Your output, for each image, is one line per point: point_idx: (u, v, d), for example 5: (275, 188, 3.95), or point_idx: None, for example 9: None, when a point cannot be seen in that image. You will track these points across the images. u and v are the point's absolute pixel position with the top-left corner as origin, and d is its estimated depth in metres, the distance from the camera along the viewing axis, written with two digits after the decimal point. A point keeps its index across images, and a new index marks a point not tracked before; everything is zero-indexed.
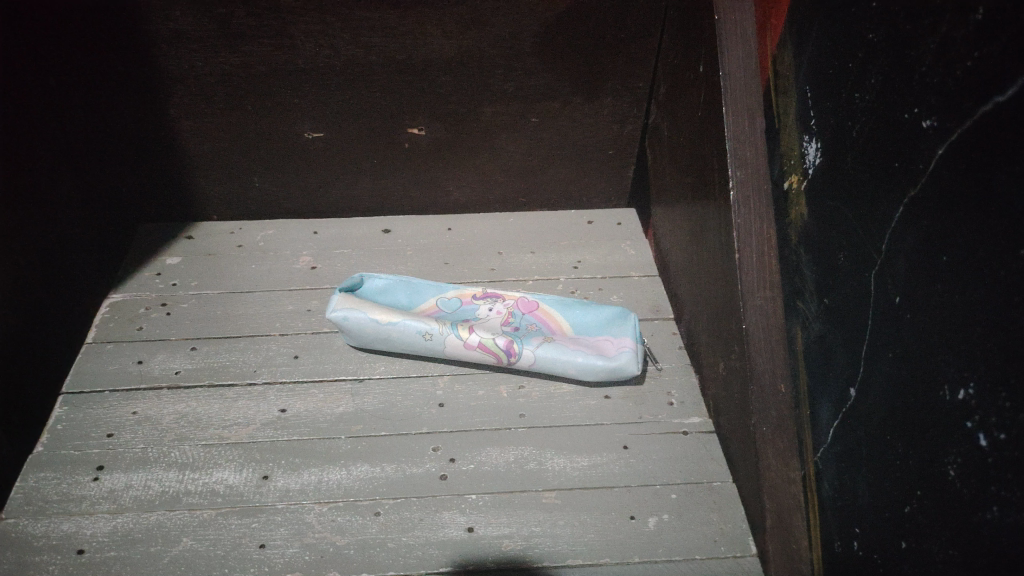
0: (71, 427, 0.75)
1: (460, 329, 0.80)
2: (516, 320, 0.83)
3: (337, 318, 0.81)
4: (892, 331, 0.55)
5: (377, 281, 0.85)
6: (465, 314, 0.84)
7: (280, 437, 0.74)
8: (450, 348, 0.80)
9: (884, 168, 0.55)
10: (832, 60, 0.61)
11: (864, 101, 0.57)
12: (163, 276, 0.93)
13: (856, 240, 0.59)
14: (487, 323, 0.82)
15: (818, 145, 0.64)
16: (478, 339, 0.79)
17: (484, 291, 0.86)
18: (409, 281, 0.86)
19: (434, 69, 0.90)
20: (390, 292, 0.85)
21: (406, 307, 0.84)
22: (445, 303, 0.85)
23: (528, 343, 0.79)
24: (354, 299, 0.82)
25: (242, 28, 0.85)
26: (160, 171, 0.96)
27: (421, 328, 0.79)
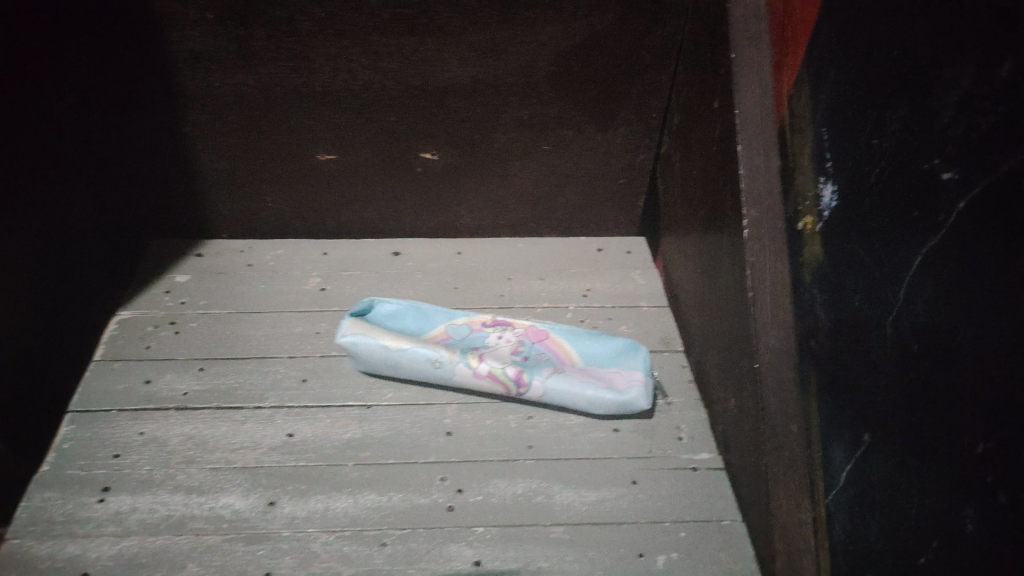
0: (77, 446, 0.75)
1: (469, 358, 0.80)
2: (526, 349, 0.83)
3: (347, 344, 0.81)
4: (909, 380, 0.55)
5: (386, 306, 0.86)
6: (474, 341, 0.84)
7: (287, 462, 0.74)
8: (460, 376, 0.80)
9: (903, 215, 0.55)
10: (850, 103, 0.62)
11: (883, 147, 0.57)
12: (173, 294, 0.93)
13: (872, 285, 0.59)
14: (496, 351, 0.82)
15: (834, 187, 0.65)
16: (487, 368, 0.79)
17: (494, 318, 0.86)
18: (419, 307, 0.86)
19: (450, 95, 0.90)
20: (400, 318, 0.85)
21: (416, 332, 0.84)
22: (455, 329, 0.85)
23: (538, 373, 0.79)
24: (364, 325, 0.82)
25: (261, 50, 0.85)
26: (174, 187, 0.96)
27: (431, 355, 0.80)
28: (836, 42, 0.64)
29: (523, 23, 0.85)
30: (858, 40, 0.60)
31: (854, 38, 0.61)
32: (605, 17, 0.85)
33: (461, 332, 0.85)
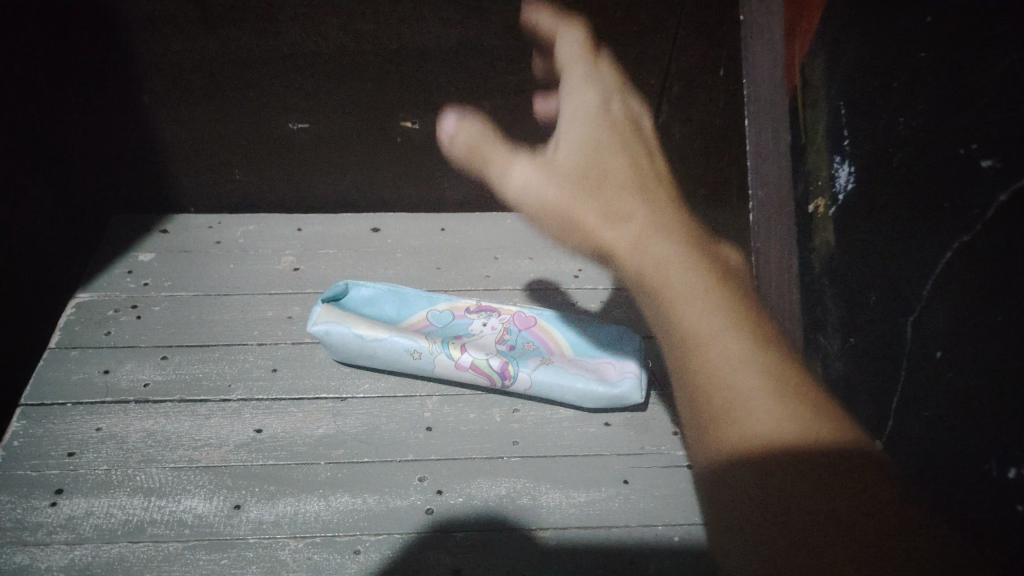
0: (29, 444, 0.70)
1: (451, 348, 0.74)
2: (512, 337, 0.77)
3: (319, 333, 0.76)
4: (931, 388, 0.50)
5: (362, 291, 0.80)
6: (457, 328, 0.78)
7: (255, 461, 0.69)
8: (441, 368, 0.74)
9: (932, 207, 0.49)
10: (870, 78, 0.56)
11: (911, 128, 0.51)
12: (135, 274, 0.87)
13: (890, 281, 0.54)
14: (480, 340, 0.77)
15: (852, 168, 0.58)
16: (469, 359, 0.74)
17: (479, 303, 0.81)
18: (398, 291, 0.81)
19: (430, 59, 0.83)
20: (377, 303, 0.80)
21: (395, 319, 0.79)
22: (437, 315, 0.79)
23: (524, 365, 0.74)
24: (337, 312, 0.77)
25: (222, 10, 0.78)
26: (134, 158, 0.89)
27: (409, 345, 0.74)
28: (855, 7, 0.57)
29: None
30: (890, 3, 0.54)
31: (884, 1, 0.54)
32: None
33: (444, 319, 0.80)
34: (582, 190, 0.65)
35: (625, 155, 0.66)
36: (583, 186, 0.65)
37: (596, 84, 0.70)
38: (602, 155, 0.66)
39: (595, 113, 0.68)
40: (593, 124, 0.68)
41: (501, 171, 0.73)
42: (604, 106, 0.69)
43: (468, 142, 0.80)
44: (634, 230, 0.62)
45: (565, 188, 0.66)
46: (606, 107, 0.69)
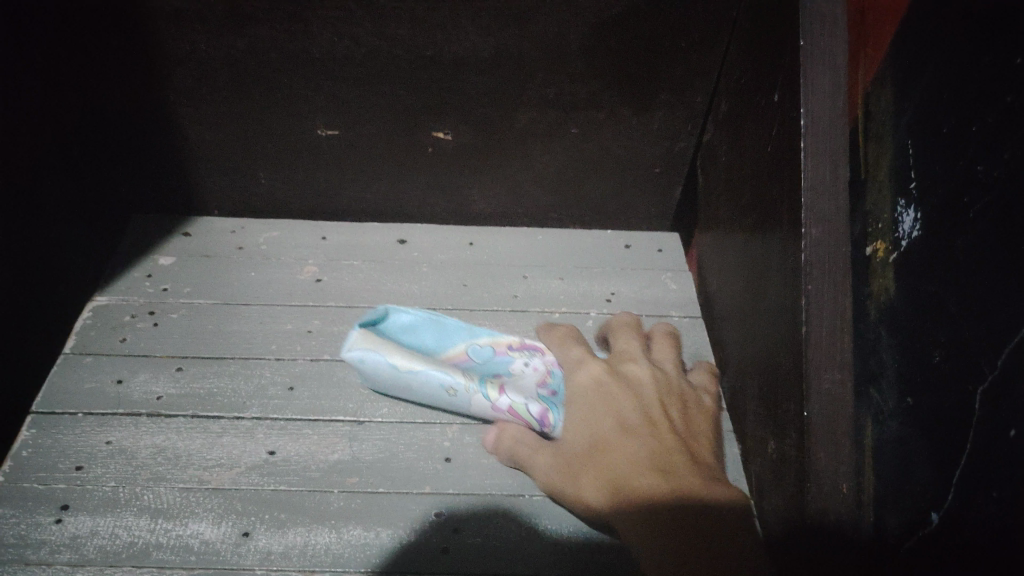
0: (37, 455, 0.68)
1: (488, 388, 0.70)
2: (553, 384, 0.74)
3: (351, 358, 0.72)
4: (1001, 465, 0.45)
5: (402, 317, 0.77)
6: (496, 367, 0.75)
7: (266, 486, 0.66)
8: (478, 408, 0.70)
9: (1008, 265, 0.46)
10: (946, 119, 0.52)
11: (991, 176, 0.48)
12: (154, 279, 0.85)
13: (957, 340, 0.50)
14: (520, 383, 0.73)
15: (918, 215, 0.54)
16: (507, 402, 0.70)
17: (521, 342, 0.77)
18: (438, 322, 0.77)
19: (467, 68, 0.79)
20: (417, 332, 0.76)
21: (433, 350, 0.75)
22: (476, 351, 0.76)
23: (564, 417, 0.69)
24: (376, 338, 0.73)
25: (252, 10, 0.75)
26: (158, 159, 0.87)
27: (445, 381, 0.70)
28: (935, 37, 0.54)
29: None
30: (982, 37, 0.50)
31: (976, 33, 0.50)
32: None
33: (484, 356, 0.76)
34: (586, 460, 0.64)
35: (613, 412, 0.67)
36: (576, 463, 0.64)
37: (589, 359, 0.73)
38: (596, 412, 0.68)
39: (591, 383, 0.70)
40: (571, 412, 0.69)
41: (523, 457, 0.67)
42: (604, 374, 0.71)
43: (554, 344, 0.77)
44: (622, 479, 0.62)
45: (568, 461, 0.65)
46: (596, 381, 0.70)
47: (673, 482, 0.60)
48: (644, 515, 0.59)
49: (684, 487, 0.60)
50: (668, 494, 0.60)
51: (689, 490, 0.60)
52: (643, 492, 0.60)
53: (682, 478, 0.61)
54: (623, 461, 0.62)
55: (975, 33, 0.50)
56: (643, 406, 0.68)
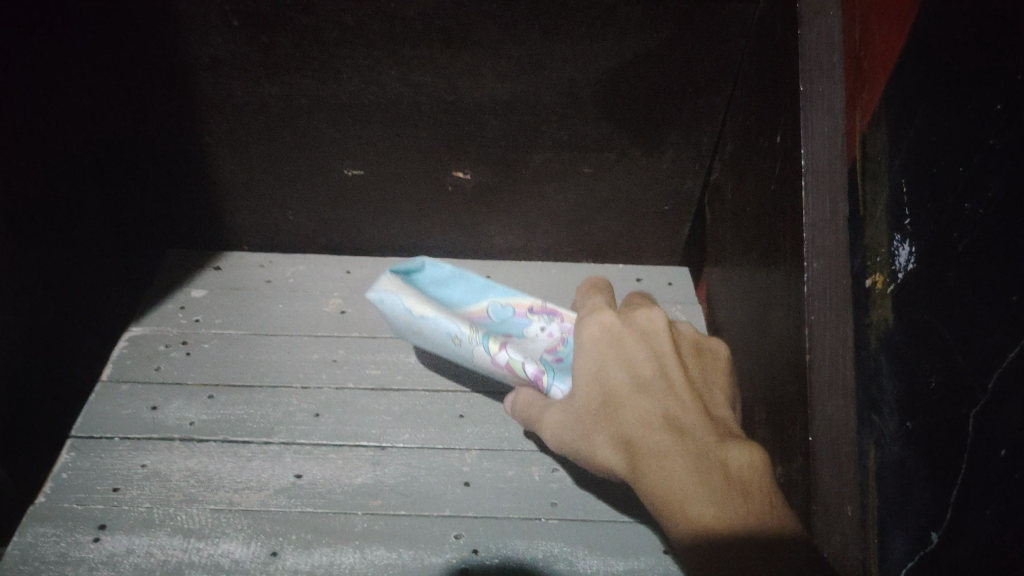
0: (76, 477, 0.71)
1: (490, 342, 0.70)
2: (564, 351, 0.73)
3: (373, 298, 0.72)
4: (998, 486, 0.48)
5: (434, 269, 0.78)
6: (512, 327, 0.76)
7: (293, 507, 0.69)
8: (479, 359, 0.71)
9: (994, 296, 0.50)
10: (936, 159, 0.56)
11: (977, 213, 0.52)
12: (187, 310, 0.89)
13: (952, 365, 0.53)
14: (531, 345, 0.74)
15: (914, 249, 0.58)
16: (505, 358, 0.70)
17: (542, 306, 0.78)
18: (468, 278, 0.79)
19: (486, 111, 0.84)
20: (447, 283, 0.78)
21: (457, 303, 0.77)
22: (498, 310, 0.77)
23: (559, 379, 0.67)
24: (402, 281, 0.74)
25: (286, 59, 0.80)
26: (192, 196, 0.92)
27: (452, 331, 0.71)
28: (925, 85, 0.58)
29: (566, 37, 0.78)
30: (965, 84, 0.54)
31: (962, 80, 0.54)
32: (658, 34, 0.78)
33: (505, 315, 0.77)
34: (593, 410, 0.61)
35: (622, 360, 0.63)
36: (584, 415, 0.62)
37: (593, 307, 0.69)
38: (598, 353, 0.64)
39: (601, 332, 0.65)
40: (577, 357, 0.65)
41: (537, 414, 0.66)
42: (616, 324, 0.66)
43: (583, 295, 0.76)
44: (638, 426, 0.59)
45: (577, 413, 0.62)
46: (608, 331, 0.65)
47: (692, 445, 0.57)
48: (662, 482, 0.55)
49: (707, 456, 0.56)
50: (686, 457, 0.56)
51: (705, 451, 0.56)
52: (656, 449, 0.57)
53: (699, 442, 0.57)
54: (628, 407, 0.60)
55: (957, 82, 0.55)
56: (654, 355, 0.64)
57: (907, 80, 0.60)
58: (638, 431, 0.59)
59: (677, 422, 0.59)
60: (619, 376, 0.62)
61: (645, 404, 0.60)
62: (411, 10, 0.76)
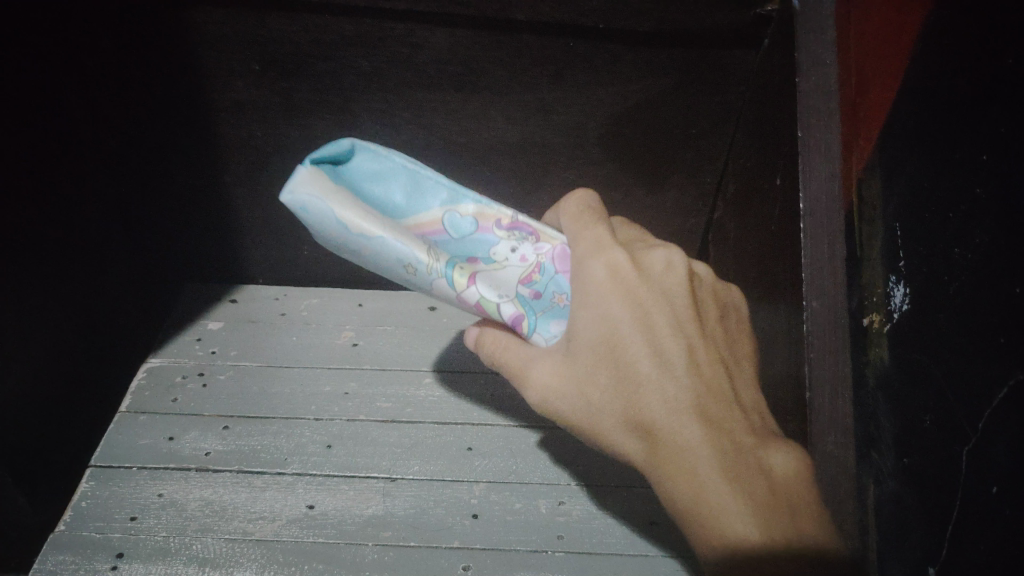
0: (95, 506, 0.73)
1: (456, 275, 0.58)
2: (540, 283, 0.61)
3: (291, 205, 0.55)
4: (993, 521, 0.51)
5: (367, 160, 0.60)
6: (475, 246, 0.61)
7: (305, 538, 0.71)
8: (438, 291, 0.59)
9: (978, 335, 0.54)
10: (927, 207, 0.61)
11: (966, 258, 0.56)
12: (203, 342, 0.91)
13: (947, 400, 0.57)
14: (501, 276, 0.61)
15: (907, 291, 0.63)
16: (475, 297, 0.59)
17: (513, 219, 0.62)
18: (415, 176, 0.61)
19: (496, 152, 0.87)
20: (385, 179, 0.60)
21: (400, 210, 0.60)
22: (456, 223, 0.61)
23: (542, 325, 0.61)
24: (329, 181, 0.56)
25: (304, 102, 0.83)
26: (210, 230, 0.95)
27: (404, 256, 0.56)
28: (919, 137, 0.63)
29: (574, 83, 0.80)
30: (952, 140, 0.59)
31: (949, 134, 0.59)
32: (663, 80, 0.79)
33: (465, 231, 0.61)
34: (603, 378, 0.57)
35: (635, 315, 0.57)
36: (596, 379, 0.57)
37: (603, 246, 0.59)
38: (612, 309, 0.57)
39: (608, 277, 0.58)
40: (581, 310, 0.58)
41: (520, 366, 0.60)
42: (625, 266, 0.58)
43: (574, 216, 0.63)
44: (663, 410, 0.55)
45: (582, 379, 0.57)
46: (614, 275, 0.58)
47: (724, 442, 0.55)
48: (690, 482, 0.54)
49: (742, 458, 0.54)
50: (717, 458, 0.54)
51: (740, 450, 0.55)
52: (686, 443, 0.54)
53: (728, 434, 0.55)
54: (646, 383, 0.56)
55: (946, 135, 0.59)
56: (669, 310, 0.58)
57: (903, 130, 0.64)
58: (663, 415, 0.55)
59: (705, 406, 0.56)
60: (639, 344, 0.57)
61: (670, 380, 0.56)
62: (423, 59, 0.77)
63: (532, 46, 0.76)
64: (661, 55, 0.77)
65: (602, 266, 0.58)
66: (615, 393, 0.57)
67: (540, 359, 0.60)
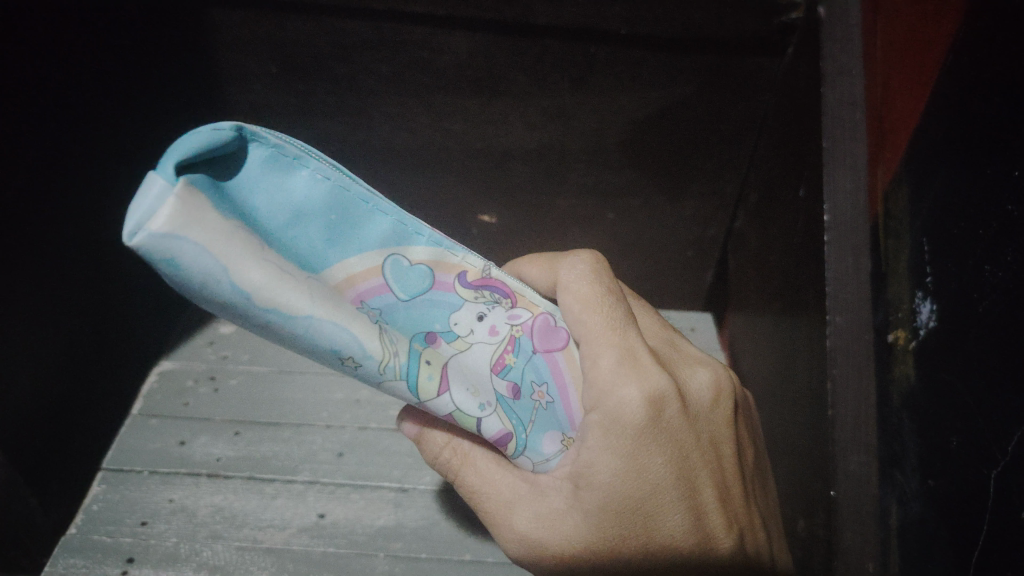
0: (106, 509, 0.77)
1: (422, 384, 0.54)
2: (513, 367, 0.57)
3: (154, 255, 0.40)
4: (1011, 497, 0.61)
5: (264, 162, 0.47)
6: (435, 315, 0.54)
7: (316, 547, 0.74)
8: (379, 382, 0.52)
9: (1000, 335, 0.63)
10: (957, 221, 0.66)
11: (996, 277, 0.63)
12: (215, 346, 0.96)
13: (967, 401, 0.65)
14: (470, 359, 0.56)
15: (935, 307, 0.67)
16: (449, 405, 0.55)
17: (482, 274, 0.55)
18: (339, 197, 0.50)
19: (514, 159, 0.87)
20: (293, 195, 0.48)
21: (318, 244, 0.49)
22: (403, 275, 0.53)
23: (532, 440, 0.59)
24: (214, 212, 0.42)
25: (322, 105, 0.82)
26: None
27: (340, 348, 0.49)
28: (946, 149, 0.67)
29: (595, 90, 0.79)
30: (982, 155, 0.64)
31: (980, 150, 0.64)
32: (685, 87, 0.78)
33: (414, 289, 0.53)
34: (620, 531, 0.58)
35: (671, 465, 0.57)
36: (611, 531, 0.58)
37: (627, 373, 0.56)
38: (641, 460, 0.56)
39: (646, 413, 0.56)
40: (610, 454, 0.56)
41: (511, 497, 0.61)
42: (655, 403, 0.56)
43: (582, 297, 0.58)
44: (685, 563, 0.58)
45: (594, 529, 0.58)
46: (655, 415, 0.56)
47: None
48: None
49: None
50: None
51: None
52: None
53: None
54: (667, 536, 0.58)
55: (977, 149, 0.64)
56: (700, 456, 0.59)
57: (932, 148, 0.68)
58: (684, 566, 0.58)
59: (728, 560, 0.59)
60: (666, 498, 0.57)
61: (696, 533, 0.58)
62: (443, 62, 0.76)
63: (554, 51, 0.75)
64: (683, 61, 0.75)
65: (630, 397, 0.55)
66: (632, 547, 0.58)
67: (536, 493, 0.60)
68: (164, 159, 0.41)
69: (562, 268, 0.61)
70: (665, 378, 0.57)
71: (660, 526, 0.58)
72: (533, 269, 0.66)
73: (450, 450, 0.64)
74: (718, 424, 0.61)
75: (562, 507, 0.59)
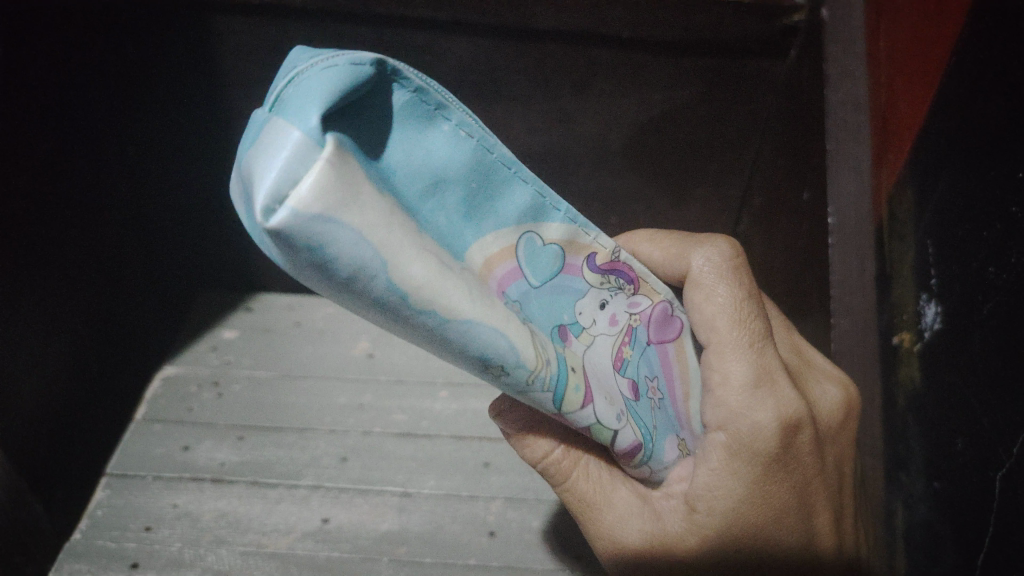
0: (110, 514, 0.79)
1: (566, 397, 0.44)
2: (630, 362, 0.53)
3: (299, 240, 0.30)
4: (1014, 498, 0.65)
5: (403, 110, 0.37)
6: (564, 307, 0.48)
7: (320, 552, 0.75)
8: (527, 397, 0.42)
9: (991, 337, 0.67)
10: (960, 224, 0.69)
11: (1000, 278, 0.66)
12: (219, 351, 0.96)
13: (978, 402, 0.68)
14: (597, 354, 0.50)
15: (938, 309, 0.71)
16: (588, 420, 0.46)
17: (612, 257, 0.49)
18: (482, 162, 0.41)
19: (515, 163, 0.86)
20: (431, 158, 0.38)
21: (456, 219, 0.41)
22: (535, 255, 0.45)
23: (658, 448, 0.55)
24: (369, 183, 0.32)
25: None
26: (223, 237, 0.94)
27: (493, 357, 0.38)
28: (946, 151, 0.69)
29: (596, 92, 0.78)
30: (991, 152, 0.66)
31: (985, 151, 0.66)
32: (689, 90, 0.77)
33: (543, 273, 0.46)
34: (733, 549, 0.56)
35: (790, 484, 0.56)
36: (726, 549, 0.56)
37: (762, 396, 0.53)
38: (765, 483, 0.55)
39: (779, 439, 0.53)
40: (735, 477, 0.54)
41: (620, 517, 0.58)
42: (788, 428, 0.53)
43: (719, 311, 0.54)
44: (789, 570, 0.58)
45: (707, 549, 0.56)
46: (786, 441, 0.54)
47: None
48: None
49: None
50: None
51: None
52: None
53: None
54: (779, 549, 0.57)
55: (984, 151, 0.66)
56: (821, 481, 0.58)
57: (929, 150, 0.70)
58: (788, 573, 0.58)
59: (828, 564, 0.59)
60: (782, 517, 0.56)
61: (804, 546, 0.58)
62: (443, 67, 0.76)
63: (555, 55, 0.74)
64: (688, 63, 0.74)
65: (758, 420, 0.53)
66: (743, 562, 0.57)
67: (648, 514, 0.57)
68: (304, 108, 0.31)
69: (696, 262, 0.55)
70: (802, 403, 0.54)
71: (772, 543, 0.57)
72: (654, 249, 0.57)
73: (565, 453, 0.58)
74: (840, 441, 0.61)
75: (676, 529, 0.57)
